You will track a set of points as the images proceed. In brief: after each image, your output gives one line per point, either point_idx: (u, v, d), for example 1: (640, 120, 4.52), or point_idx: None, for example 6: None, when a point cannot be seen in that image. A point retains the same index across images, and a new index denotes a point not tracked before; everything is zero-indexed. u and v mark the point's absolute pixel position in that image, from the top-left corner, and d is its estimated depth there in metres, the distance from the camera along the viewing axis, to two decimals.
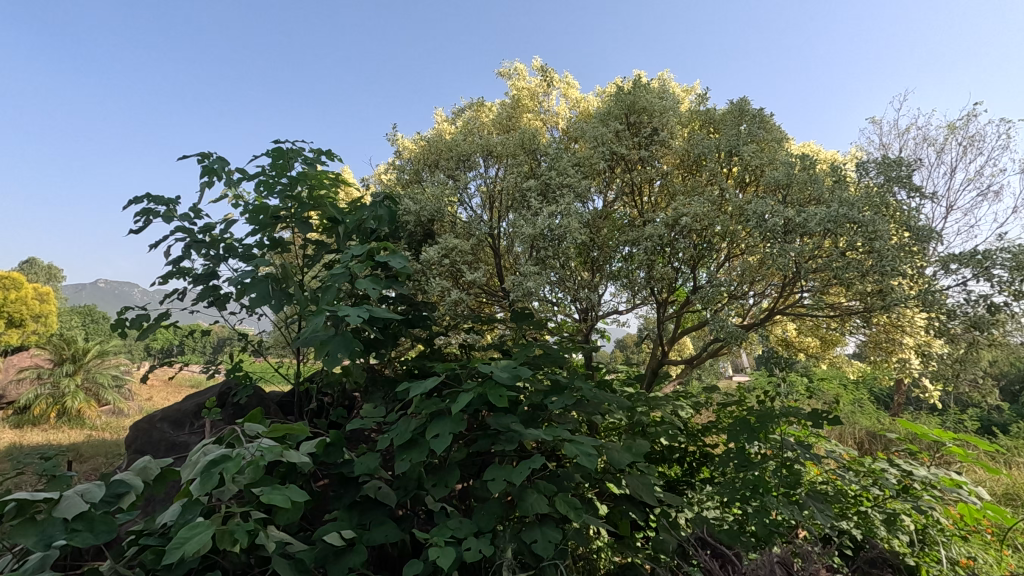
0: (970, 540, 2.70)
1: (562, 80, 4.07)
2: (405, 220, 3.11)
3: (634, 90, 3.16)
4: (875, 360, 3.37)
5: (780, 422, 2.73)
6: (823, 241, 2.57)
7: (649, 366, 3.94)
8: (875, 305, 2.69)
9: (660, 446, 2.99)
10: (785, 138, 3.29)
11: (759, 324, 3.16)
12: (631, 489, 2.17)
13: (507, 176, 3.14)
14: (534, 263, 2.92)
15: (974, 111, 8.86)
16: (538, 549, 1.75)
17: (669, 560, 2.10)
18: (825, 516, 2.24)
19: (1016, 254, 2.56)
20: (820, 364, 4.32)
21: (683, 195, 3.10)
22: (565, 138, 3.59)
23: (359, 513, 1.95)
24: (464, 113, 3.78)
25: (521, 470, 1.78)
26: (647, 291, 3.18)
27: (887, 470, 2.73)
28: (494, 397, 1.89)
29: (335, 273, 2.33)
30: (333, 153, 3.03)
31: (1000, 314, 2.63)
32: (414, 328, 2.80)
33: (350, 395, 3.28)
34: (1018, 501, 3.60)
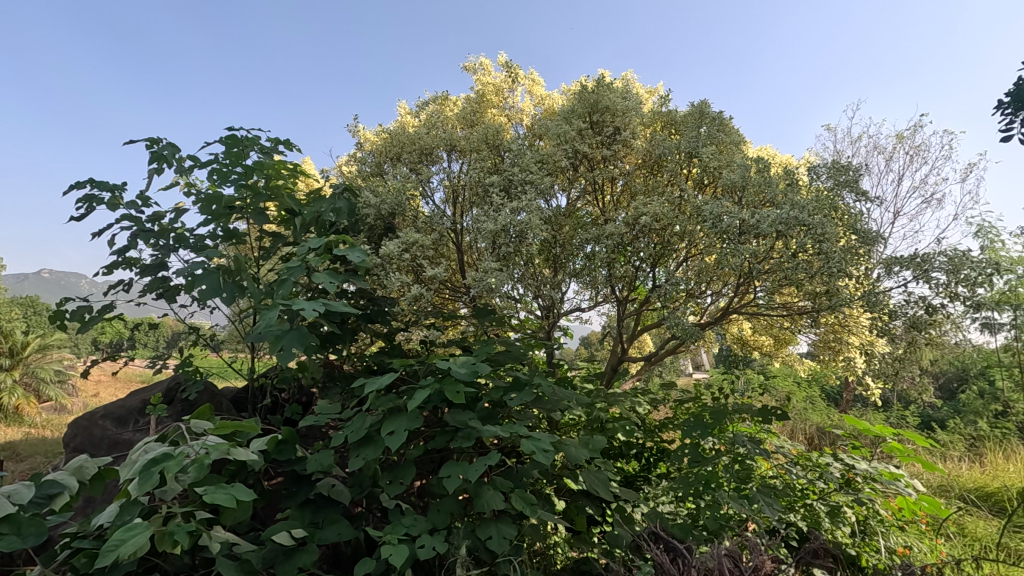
0: (907, 530, 2.85)
1: (527, 76, 4.07)
2: (366, 213, 3.05)
3: (597, 89, 3.19)
4: (824, 359, 3.50)
5: (732, 418, 2.80)
6: (775, 243, 2.65)
7: (610, 364, 3.99)
8: (824, 305, 2.79)
9: (618, 443, 3.04)
10: (742, 141, 3.38)
11: (715, 323, 3.24)
12: (587, 485, 2.18)
13: (470, 171, 3.12)
14: (496, 259, 2.92)
15: (920, 122, 9.30)
16: (492, 546, 1.76)
17: (623, 554, 2.14)
18: (773, 509, 2.32)
19: (952, 257, 2.69)
20: (774, 362, 4.47)
21: (644, 194, 3.15)
22: (530, 135, 3.60)
23: (312, 512, 1.91)
24: (429, 106, 3.74)
25: (477, 467, 1.77)
26: (608, 289, 3.22)
27: (832, 464, 2.86)
28: (451, 393, 1.88)
29: (292, 266, 2.26)
30: (291, 143, 2.94)
31: (937, 315, 2.78)
32: (373, 323, 2.76)
33: (306, 391, 3.20)
34: (952, 492, 3.80)
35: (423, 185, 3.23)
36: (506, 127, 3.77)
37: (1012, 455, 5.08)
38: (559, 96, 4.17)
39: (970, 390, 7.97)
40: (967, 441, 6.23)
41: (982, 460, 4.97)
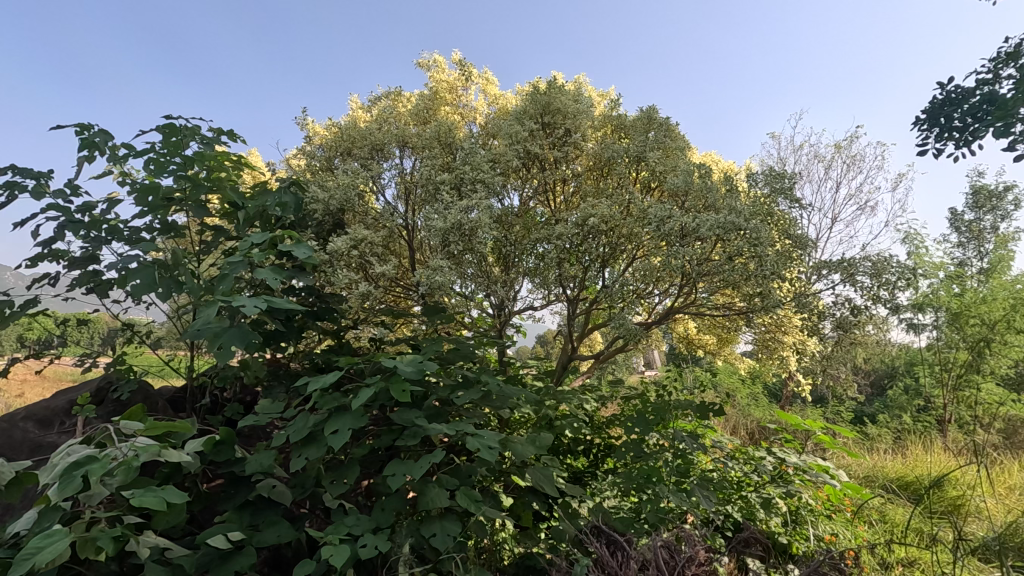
0: (834, 518, 3.02)
1: (481, 75, 4.08)
2: (313, 208, 2.98)
3: (549, 91, 3.25)
4: (762, 357, 3.67)
5: (674, 414, 2.90)
6: (714, 246, 2.76)
7: (560, 362, 4.05)
8: (759, 306, 2.94)
9: (567, 439, 3.10)
10: (688, 147, 3.50)
11: (660, 322, 3.34)
12: (533, 481, 2.21)
13: (422, 168, 3.11)
14: (446, 257, 2.91)
15: (856, 133, 9.85)
16: (436, 543, 1.76)
17: (567, 548, 2.19)
18: (710, 501, 2.42)
19: (875, 262, 2.88)
20: (717, 360, 4.64)
21: (593, 196, 3.22)
22: (483, 135, 3.61)
23: (251, 514, 1.87)
24: (382, 101, 3.70)
25: (421, 465, 1.77)
26: (558, 288, 3.27)
27: (765, 457, 3.01)
28: (397, 391, 1.87)
29: (234, 262, 2.19)
30: (235, 134, 2.85)
31: (861, 316, 2.96)
32: (320, 320, 2.70)
33: (250, 390, 3.11)
34: (876, 482, 4.05)
35: (375, 181, 3.20)
36: (460, 126, 3.78)
37: (930, 446, 5.46)
38: (513, 96, 4.20)
39: (897, 386, 8.48)
40: (893, 434, 6.66)
41: (904, 452, 5.32)
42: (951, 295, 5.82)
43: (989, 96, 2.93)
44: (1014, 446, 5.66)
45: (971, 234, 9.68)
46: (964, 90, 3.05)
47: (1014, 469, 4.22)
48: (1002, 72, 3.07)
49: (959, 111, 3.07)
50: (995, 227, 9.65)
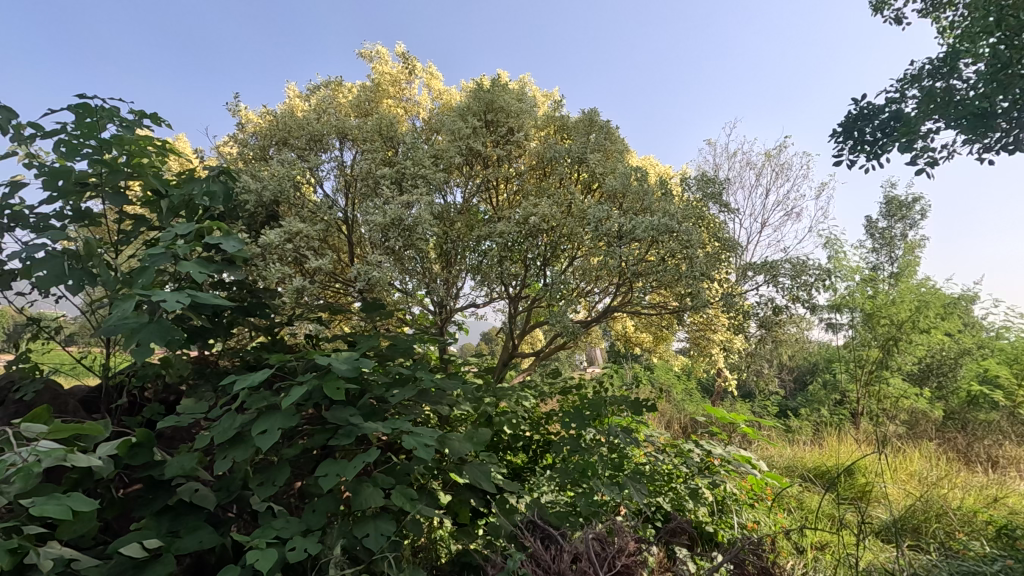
0: (756, 507, 3.20)
1: (424, 69, 4.04)
2: (244, 199, 2.84)
3: (492, 89, 3.26)
4: (693, 354, 3.83)
5: (610, 410, 2.98)
6: (648, 248, 2.86)
7: (501, 359, 4.07)
8: (690, 306, 3.07)
9: (506, 436, 3.12)
10: (627, 150, 3.61)
11: (599, 320, 3.43)
12: (471, 478, 2.21)
13: (361, 161, 3.04)
14: (386, 252, 2.86)
15: (784, 143, 10.45)
16: (368, 544, 1.73)
17: (503, 543, 2.20)
18: (641, 493, 2.50)
19: (794, 265, 3.06)
20: (653, 357, 4.81)
21: (534, 195, 3.26)
22: (426, 129, 3.58)
23: (171, 519, 1.77)
24: (321, 90, 3.58)
25: (355, 464, 1.73)
26: (499, 286, 3.29)
27: (694, 450, 3.15)
28: (330, 389, 1.82)
29: (154, 253, 2.06)
30: (159, 117, 2.68)
31: (782, 315, 3.15)
32: (251, 316, 2.59)
33: (174, 389, 2.94)
34: (795, 471, 4.32)
35: (313, 172, 3.09)
36: (403, 120, 3.72)
37: (844, 436, 5.88)
38: (457, 92, 4.18)
39: (817, 381, 9.07)
40: (812, 426, 7.11)
41: (821, 443, 5.70)
42: (864, 297, 6.29)
43: (896, 114, 3.18)
44: (915, 436, 6.19)
45: (883, 241, 10.51)
46: (875, 107, 3.29)
47: (913, 456, 4.63)
48: (907, 92, 3.34)
49: (870, 125, 3.32)
50: (903, 234, 10.53)
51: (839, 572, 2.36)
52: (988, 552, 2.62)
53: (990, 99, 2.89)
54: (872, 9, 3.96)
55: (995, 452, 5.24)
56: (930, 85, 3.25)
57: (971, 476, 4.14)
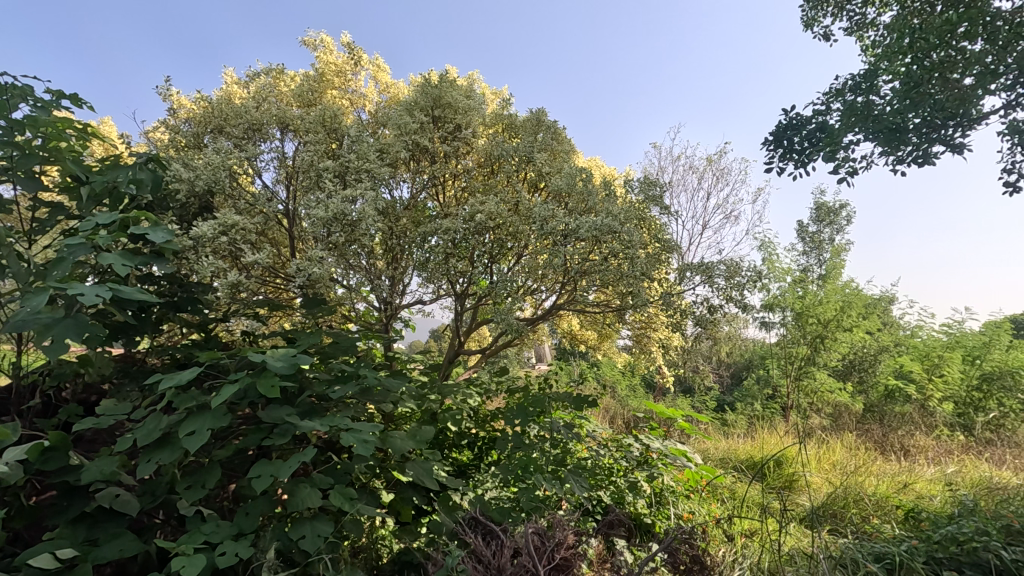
0: (692, 498, 3.33)
1: (371, 61, 3.97)
2: (175, 188, 2.70)
3: (440, 84, 3.24)
4: (635, 351, 3.94)
5: (553, 406, 3.03)
6: (592, 247, 2.92)
7: (447, 356, 4.05)
8: (632, 304, 3.16)
9: (451, 434, 3.11)
10: (573, 150, 3.67)
11: (544, 318, 3.48)
12: (413, 476, 2.19)
13: (303, 153, 2.95)
14: (327, 247, 2.79)
15: (724, 149, 10.90)
16: (304, 546, 1.68)
17: (445, 540, 2.20)
18: (581, 487, 2.56)
19: (729, 266, 3.21)
20: (597, 354, 4.91)
21: (481, 193, 3.26)
22: (372, 122, 3.51)
23: (89, 527, 1.66)
24: (261, 77, 3.44)
25: (290, 464, 1.69)
26: (445, 283, 3.27)
27: (634, 444, 3.25)
28: (265, 388, 1.76)
29: (73, 244, 1.93)
30: (80, 99, 2.50)
31: (717, 314, 3.29)
32: (182, 311, 2.48)
33: (95, 389, 2.76)
34: (729, 463, 4.53)
35: (251, 163, 2.97)
36: (348, 112, 3.64)
37: (774, 429, 6.20)
38: (405, 85, 4.13)
39: (751, 376, 9.52)
40: (746, 419, 7.47)
41: (754, 435, 5.99)
42: (795, 297, 6.66)
43: (821, 125, 3.38)
44: (838, 427, 6.62)
45: (812, 245, 11.17)
46: (803, 118, 3.48)
47: (835, 446, 4.95)
48: (831, 105, 3.56)
49: (798, 135, 3.51)
50: (830, 239, 11.22)
51: (765, 557, 2.50)
52: (896, 534, 2.85)
53: (903, 115, 3.12)
54: (803, 25, 4.20)
55: (907, 441, 5.68)
56: (851, 99, 3.46)
57: (884, 464, 4.47)
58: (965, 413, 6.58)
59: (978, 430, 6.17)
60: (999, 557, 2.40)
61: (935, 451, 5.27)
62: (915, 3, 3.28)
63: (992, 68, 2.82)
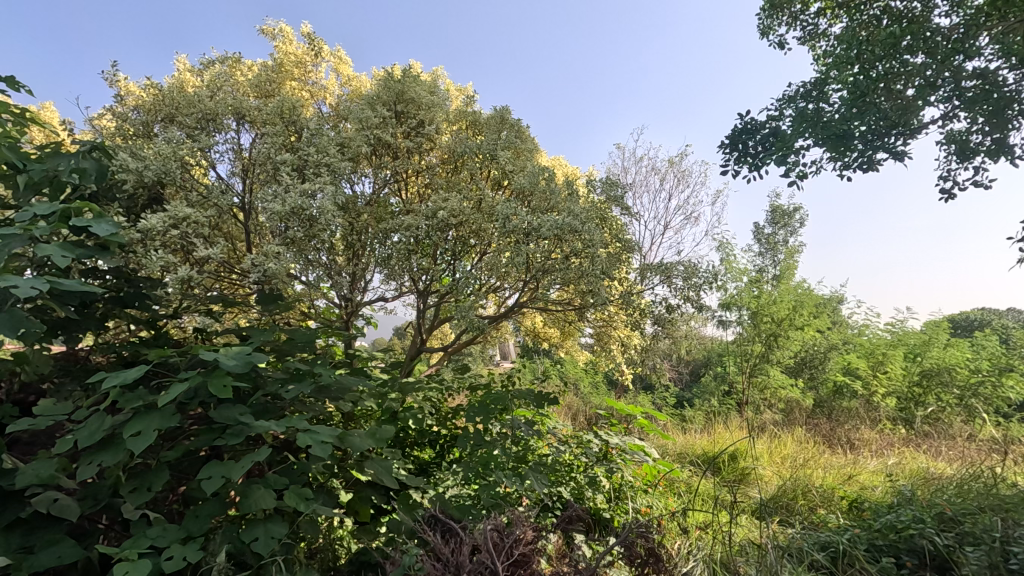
0: (651, 492, 3.41)
1: (332, 52, 3.88)
2: (122, 178, 2.58)
3: (403, 79, 3.21)
4: (596, 349, 4.00)
5: (514, 404, 3.04)
6: (554, 246, 2.95)
7: (409, 354, 4.02)
8: (593, 303, 3.20)
9: (411, 432, 3.09)
10: (537, 149, 3.70)
11: (507, 316, 3.49)
12: (372, 475, 2.16)
13: (261, 145, 2.87)
14: (285, 242, 2.72)
15: (685, 151, 11.17)
16: (256, 549, 1.64)
17: (403, 540, 2.19)
18: (541, 483, 2.58)
19: (687, 266, 3.29)
20: (559, 351, 4.96)
21: (444, 190, 3.25)
22: (333, 116, 3.44)
23: (23, 534, 1.58)
24: (216, 65, 3.32)
25: (243, 465, 1.64)
26: (407, 280, 3.24)
27: (593, 440, 3.30)
28: (217, 387, 1.70)
29: (7, 234, 1.83)
30: (17, 81, 2.36)
31: (675, 313, 3.38)
32: (129, 307, 2.37)
33: (33, 388, 2.61)
34: (686, 458, 4.65)
35: (204, 153, 2.87)
36: (308, 105, 3.56)
37: (729, 424, 6.40)
38: (367, 79, 4.07)
39: (709, 374, 9.79)
40: (703, 415, 7.67)
41: (710, 430, 6.17)
42: (751, 297, 6.88)
43: (775, 130, 3.50)
44: (789, 422, 6.88)
45: (767, 247, 11.58)
46: (757, 123, 3.60)
47: (786, 440, 5.14)
48: (784, 111, 3.68)
49: (753, 140, 3.62)
50: (784, 241, 11.64)
51: (718, 548, 2.57)
52: (841, 523, 2.98)
53: (849, 123, 3.27)
54: (759, 33, 4.34)
55: (853, 435, 5.94)
56: (802, 106, 3.60)
57: (831, 457, 4.67)
58: (906, 408, 6.93)
59: (917, 423, 6.52)
60: (933, 543, 2.54)
61: (878, 443, 5.54)
62: (863, 16, 3.43)
63: (930, 81, 2.98)
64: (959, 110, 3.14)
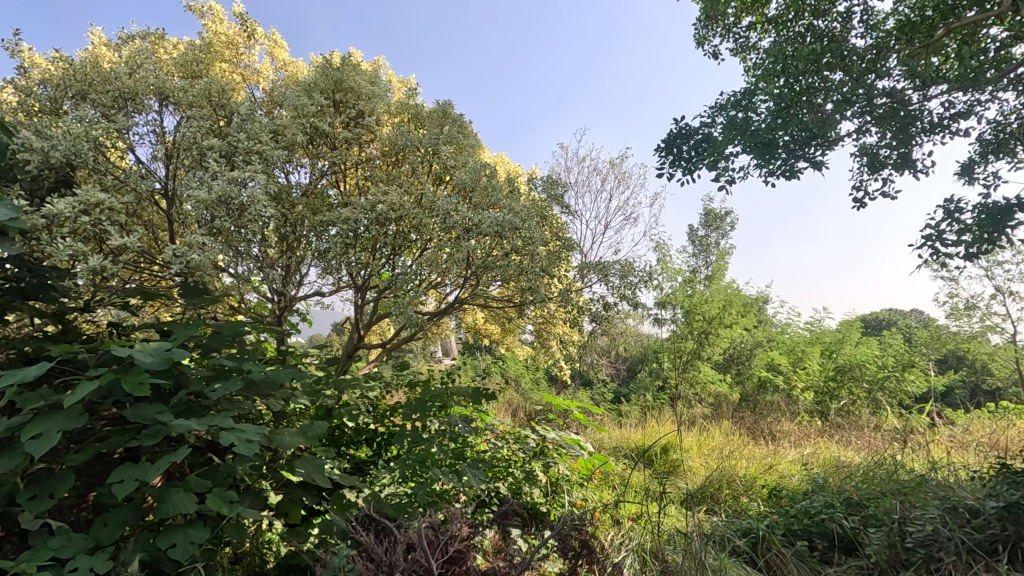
0: (587, 485, 3.49)
1: (266, 35, 3.71)
2: (25, 158, 2.36)
3: (342, 67, 3.12)
4: (535, 346, 4.04)
5: (452, 400, 3.03)
6: (493, 243, 2.96)
7: (346, 351, 3.91)
8: (532, 301, 3.23)
9: (347, 430, 3.01)
10: (479, 145, 3.69)
11: (447, 312, 3.46)
12: (302, 474, 2.09)
13: (186, 128, 2.70)
14: (210, 233, 2.58)
15: (626, 154, 11.48)
16: (174, 555, 1.55)
17: (335, 540, 2.13)
18: (477, 479, 2.58)
19: (623, 266, 3.38)
20: (500, 348, 4.98)
21: (383, 183, 3.19)
22: (267, 102, 3.30)
23: None
24: (136, 41, 3.10)
25: (159, 467, 1.54)
26: (343, 274, 3.15)
27: (531, 436, 3.33)
28: (131, 385, 1.59)
29: None
30: None
31: (611, 311, 3.46)
32: (31, 301, 2.13)
33: None
34: (621, 451, 4.80)
35: (122, 134, 2.67)
36: (240, 89, 3.39)
37: (662, 418, 6.65)
38: (304, 65, 3.92)
39: (644, 370, 10.13)
40: (639, 409, 7.92)
41: (645, 425, 6.38)
42: (684, 296, 7.19)
43: (706, 136, 3.65)
44: (718, 416, 7.21)
45: (701, 248, 12.10)
46: (690, 128, 3.74)
47: (714, 433, 5.39)
48: (716, 118, 3.85)
49: (686, 144, 3.76)
50: (717, 243, 12.19)
51: (648, 538, 2.67)
52: (761, 510, 3.16)
53: (773, 132, 3.46)
54: (695, 42, 4.52)
55: (774, 427, 6.32)
56: (732, 114, 3.77)
57: (754, 448, 4.95)
58: (822, 401, 7.44)
59: (831, 415, 7.01)
60: (841, 526, 2.75)
61: (796, 435, 5.92)
62: (790, 31, 3.63)
63: (846, 97, 3.20)
64: (871, 125, 3.39)
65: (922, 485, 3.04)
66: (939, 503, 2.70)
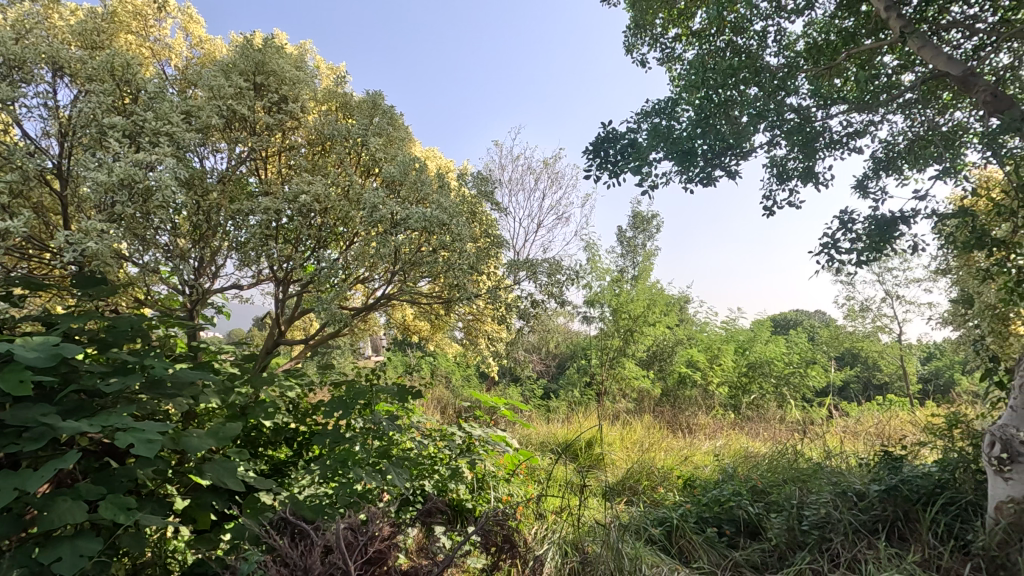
0: (512, 480, 3.52)
1: (180, 8, 3.45)
2: None
3: (264, 49, 2.97)
4: (464, 343, 4.03)
5: (377, 398, 2.96)
6: (422, 238, 2.92)
7: (266, 347, 3.73)
8: (461, 297, 3.22)
9: (264, 430, 2.87)
10: (410, 138, 3.62)
11: (374, 307, 3.38)
12: (211, 477, 1.97)
13: (84, 104, 2.46)
14: (110, 218, 2.37)
15: (558, 155, 11.66)
16: (58, 569, 1.42)
17: (247, 546, 2.02)
18: (401, 477, 2.54)
19: (551, 264, 3.44)
20: (429, 344, 4.92)
21: (307, 172, 3.06)
22: (180, 80, 3.08)
23: None
24: (24, 4, 2.79)
25: (43, 473, 1.41)
26: (262, 266, 2.99)
27: (457, 433, 3.32)
28: (10, 383, 1.44)
29: None
30: None
31: (538, 308, 3.50)
32: None
33: None
34: (547, 446, 4.89)
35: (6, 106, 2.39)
36: (148, 65, 3.13)
37: (588, 413, 6.84)
38: (223, 43, 3.68)
39: (572, 366, 10.37)
40: (566, 405, 8.10)
41: (571, 419, 6.54)
42: (611, 295, 7.39)
43: (632, 141, 3.78)
44: (640, 409, 7.51)
45: (628, 249, 12.53)
46: (617, 133, 3.86)
47: (635, 427, 5.62)
48: (641, 124, 3.99)
49: (614, 148, 3.88)
50: (643, 244, 12.66)
51: (569, 530, 2.73)
52: (675, 500, 3.33)
53: (693, 140, 3.63)
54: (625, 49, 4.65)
55: (691, 420, 6.67)
56: (656, 121, 3.92)
57: (672, 440, 5.19)
58: (735, 395, 7.92)
59: (742, 408, 7.48)
60: (747, 513, 2.94)
61: (710, 427, 6.28)
62: (711, 45, 3.82)
63: (759, 111, 3.41)
64: (780, 138, 3.63)
65: (817, 472, 3.31)
66: (831, 488, 2.94)
